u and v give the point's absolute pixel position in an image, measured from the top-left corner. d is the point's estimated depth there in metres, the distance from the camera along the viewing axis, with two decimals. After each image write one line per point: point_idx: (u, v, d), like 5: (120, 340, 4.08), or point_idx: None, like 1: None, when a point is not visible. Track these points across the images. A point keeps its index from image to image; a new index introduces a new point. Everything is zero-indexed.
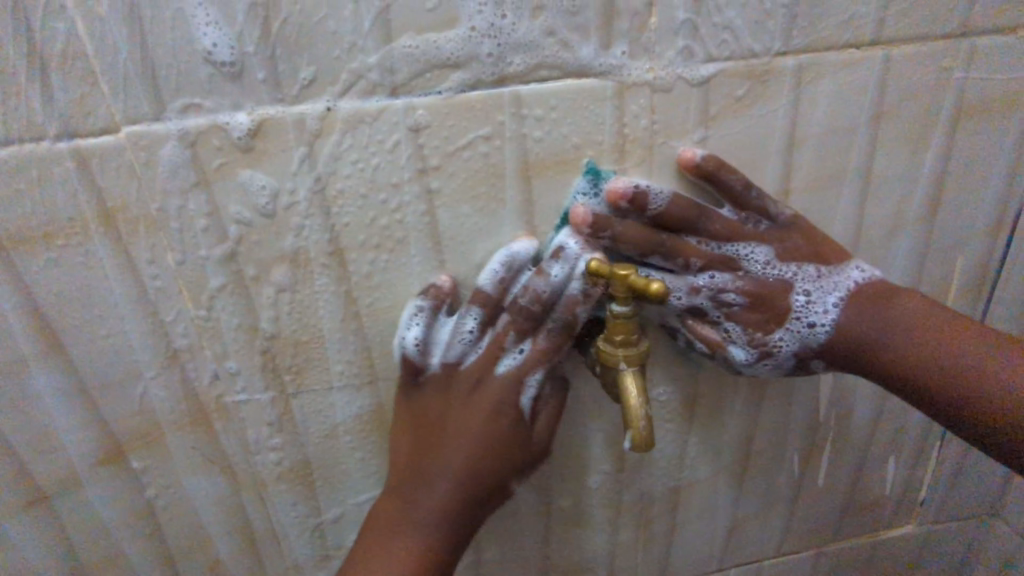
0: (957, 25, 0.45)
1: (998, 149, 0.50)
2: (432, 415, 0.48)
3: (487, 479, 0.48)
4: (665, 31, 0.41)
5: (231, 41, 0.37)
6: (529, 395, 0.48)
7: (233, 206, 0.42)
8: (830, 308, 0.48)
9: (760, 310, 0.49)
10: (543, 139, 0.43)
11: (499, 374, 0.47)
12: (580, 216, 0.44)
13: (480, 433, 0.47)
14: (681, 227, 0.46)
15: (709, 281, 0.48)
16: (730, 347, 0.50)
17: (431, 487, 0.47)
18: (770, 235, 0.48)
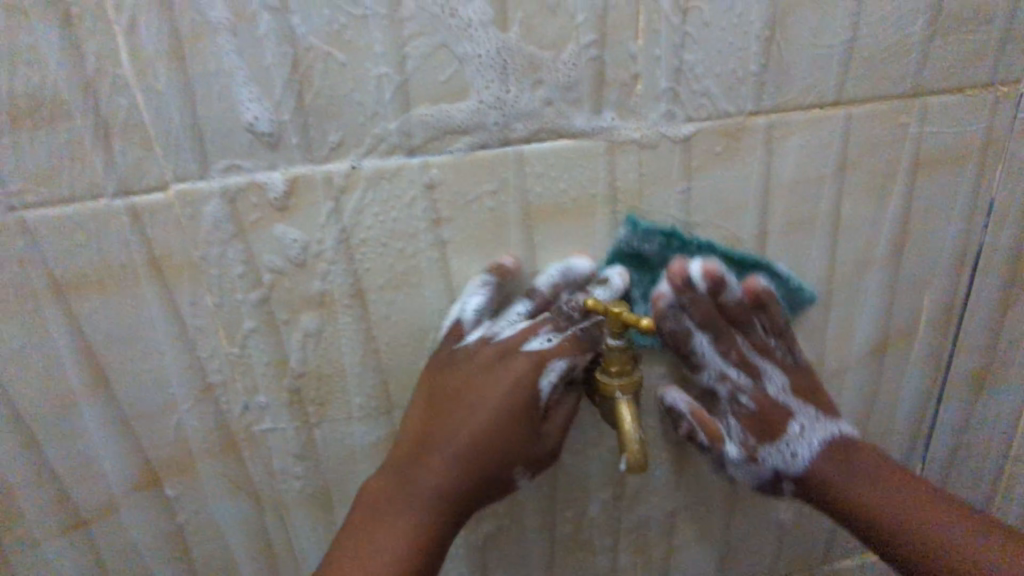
0: (911, 87, 0.50)
1: (955, 195, 0.56)
2: (449, 372, 0.49)
3: (486, 468, 0.49)
4: (650, 97, 0.46)
5: (270, 112, 0.42)
6: (549, 380, 0.49)
7: (267, 253, 0.47)
8: (814, 442, 0.56)
9: (772, 411, 0.55)
10: (543, 192, 0.48)
11: (525, 349, 0.49)
12: (679, 270, 0.49)
13: (488, 418, 0.48)
14: (731, 322, 0.53)
15: (737, 386, 0.55)
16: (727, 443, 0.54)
17: (444, 433, 0.49)
18: (789, 365, 0.56)
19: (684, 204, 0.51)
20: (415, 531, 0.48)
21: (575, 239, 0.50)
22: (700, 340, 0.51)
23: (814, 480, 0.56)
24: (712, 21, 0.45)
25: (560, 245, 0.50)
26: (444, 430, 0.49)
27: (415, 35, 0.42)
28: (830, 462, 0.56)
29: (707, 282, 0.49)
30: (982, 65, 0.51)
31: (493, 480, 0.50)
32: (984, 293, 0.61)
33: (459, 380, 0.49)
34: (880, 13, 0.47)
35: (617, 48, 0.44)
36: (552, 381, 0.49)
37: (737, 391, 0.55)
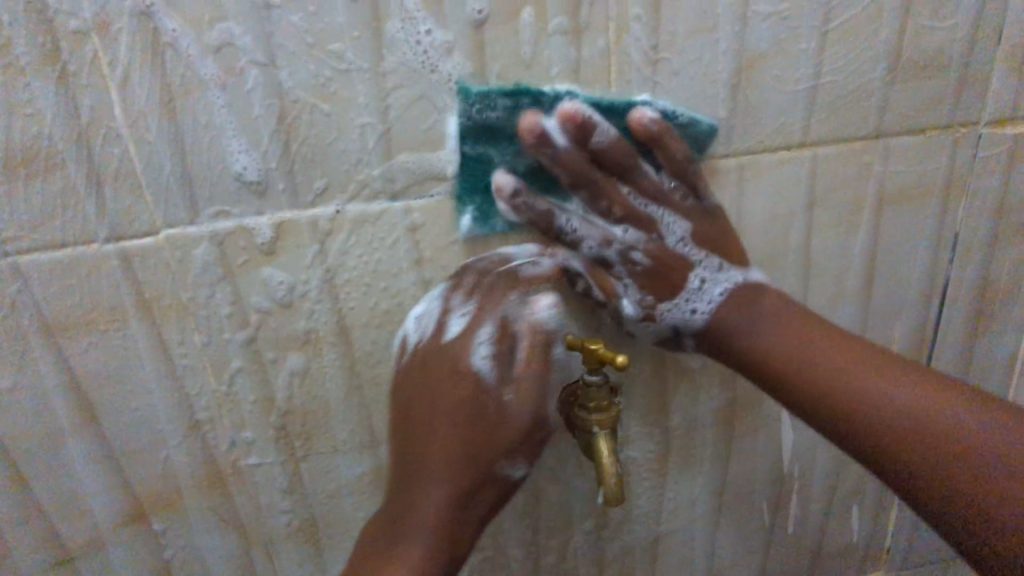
0: (873, 128, 0.53)
1: (920, 230, 0.58)
2: (403, 390, 0.49)
3: (472, 464, 0.48)
4: (622, 141, 0.49)
5: (257, 162, 0.44)
6: (481, 355, 0.48)
7: (254, 294, 0.48)
8: (711, 302, 0.53)
9: (665, 275, 0.52)
10: (522, 233, 0.50)
11: (447, 339, 0.49)
12: (528, 125, 0.45)
13: (446, 411, 0.47)
14: (612, 168, 0.48)
15: (631, 240, 0.51)
16: (621, 298, 0.53)
17: (422, 461, 0.48)
18: (682, 193, 0.50)
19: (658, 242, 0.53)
20: (428, 564, 0.47)
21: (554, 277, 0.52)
22: (568, 209, 0.49)
23: (720, 328, 0.52)
24: (680, 70, 0.47)
25: None
26: (415, 442, 0.48)
27: (397, 87, 0.44)
28: (751, 318, 0.52)
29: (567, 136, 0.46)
30: (941, 107, 0.53)
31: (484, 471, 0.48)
32: (953, 323, 0.63)
33: (409, 388, 0.49)
34: (841, 60, 0.50)
35: (590, 97, 0.47)
36: (488, 356, 0.48)
37: (622, 275, 0.52)
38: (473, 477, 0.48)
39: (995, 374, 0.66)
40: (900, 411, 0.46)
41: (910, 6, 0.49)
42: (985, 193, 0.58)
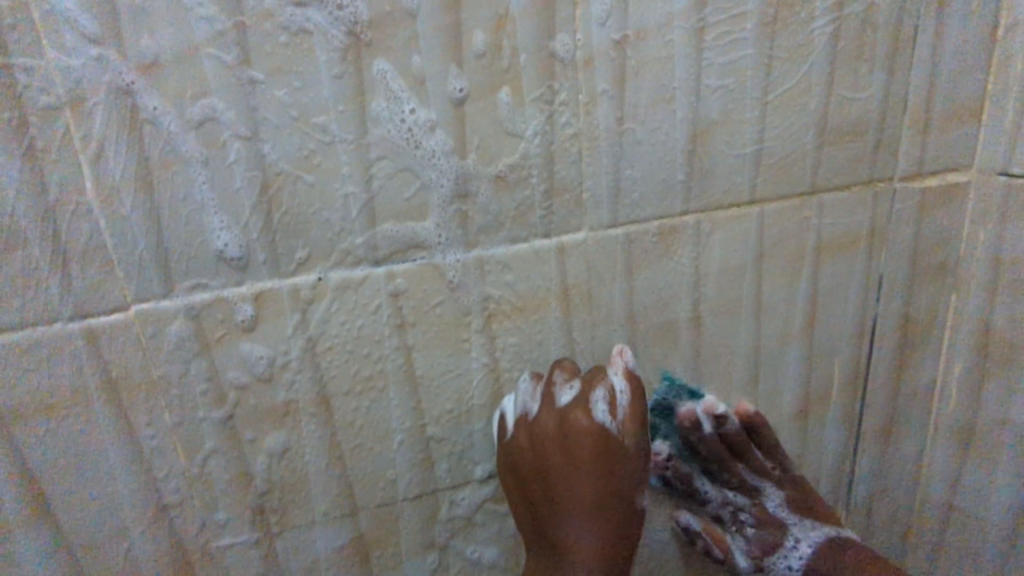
0: (808, 186, 0.58)
1: (852, 275, 0.64)
2: (521, 467, 0.50)
3: (613, 500, 0.49)
4: (591, 202, 0.51)
5: (238, 236, 0.44)
6: (602, 410, 0.49)
7: (231, 366, 0.47)
8: (801, 560, 0.65)
9: (768, 520, 0.65)
10: (502, 292, 0.51)
11: (562, 404, 0.50)
12: (688, 416, 0.59)
13: (589, 467, 0.48)
14: (739, 454, 0.62)
15: (756, 507, 0.65)
16: (735, 553, 0.63)
17: (562, 517, 0.49)
18: (784, 483, 0.65)
19: (628, 296, 0.55)
20: None
21: (532, 333, 0.53)
22: (682, 467, 0.62)
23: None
24: (643, 138, 0.51)
25: (517, 340, 0.53)
26: (562, 499, 0.49)
27: (380, 158, 0.46)
28: (823, 561, 0.64)
29: (708, 418, 0.60)
30: (862, 167, 0.60)
31: (629, 501, 0.50)
32: (883, 357, 0.69)
33: (551, 453, 0.49)
34: (779, 128, 0.55)
35: (563, 165, 0.50)
36: (606, 409, 0.49)
37: (743, 507, 0.65)
38: (618, 512, 0.50)
39: (920, 402, 0.73)
40: None
41: (833, 80, 0.56)
42: (902, 240, 0.65)
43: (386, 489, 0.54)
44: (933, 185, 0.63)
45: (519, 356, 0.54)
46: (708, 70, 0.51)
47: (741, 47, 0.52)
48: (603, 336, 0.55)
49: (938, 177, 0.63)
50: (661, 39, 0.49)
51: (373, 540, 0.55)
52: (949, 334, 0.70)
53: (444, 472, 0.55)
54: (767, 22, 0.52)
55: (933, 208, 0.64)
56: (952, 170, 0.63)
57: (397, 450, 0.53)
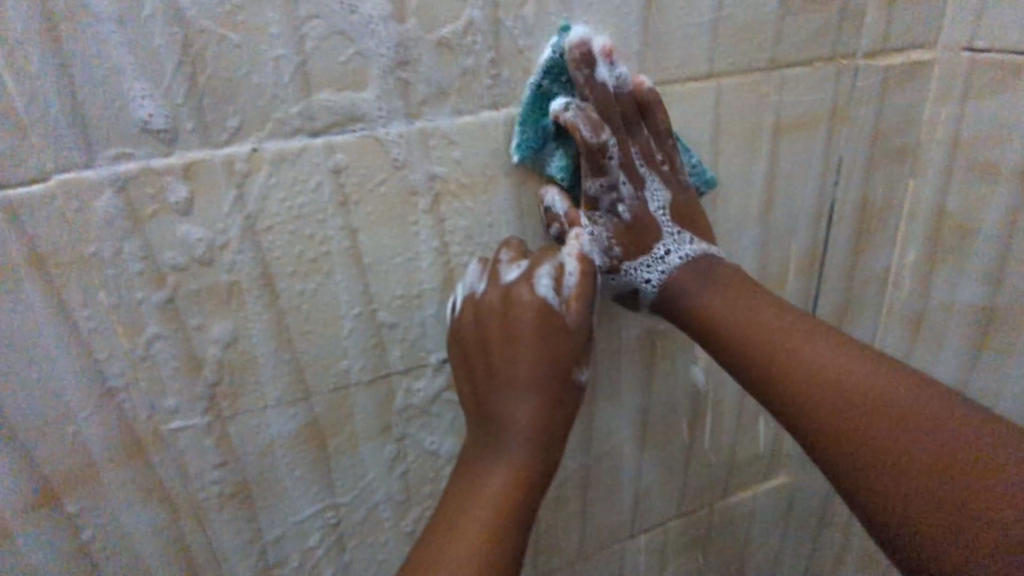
0: (768, 60, 0.56)
1: (810, 158, 0.63)
2: (466, 341, 0.51)
3: (552, 375, 0.50)
4: (542, 72, 0.49)
5: (163, 104, 0.41)
6: (545, 285, 0.49)
7: (166, 243, 0.45)
8: (656, 268, 0.56)
9: (653, 230, 0.55)
10: (448, 168, 0.50)
11: (506, 282, 0.50)
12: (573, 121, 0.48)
13: (530, 340, 0.49)
14: (627, 170, 0.53)
15: (637, 196, 0.54)
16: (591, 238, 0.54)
17: (499, 390, 0.50)
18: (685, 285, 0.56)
19: None
20: (535, 464, 0.50)
21: (481, 213, 0.52)
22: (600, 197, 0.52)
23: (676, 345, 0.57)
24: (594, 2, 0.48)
25: (466, 221, 0.52)
26: (499, 372, 0.50)
27: (311, 17, 0.42)
28: (699, 290, 0.56)
29: (608, 71, 0.49)
30: (825, 40, 0.58)
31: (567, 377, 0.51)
32: (837, 244, 0.69)
33: (492, 326, 0.50)
34: None
35: (510, 28, 0.47)
36: (551, 285, 0.49)
37: (635, 204, 0.54)
38: (557, 386, 0.51)
39: (872, 290, 0.74)
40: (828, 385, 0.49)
41: None
42: (862, 121, 0.63)
43: (338, 374, 0.54)
44: (898, 62, 0.61)
45: (469, 237, 0.53)
46: None
47: None
48: None
49: (902, 54, 0.61)
50: None
51: (329, 425, 0.55)
52: (904, 220, 0.70)
53: (396, 357, 0.55)
54: None
55: (895, 86, 0.63)
56: (917, 46, 0.61)
57: (347, 335, 0.52)
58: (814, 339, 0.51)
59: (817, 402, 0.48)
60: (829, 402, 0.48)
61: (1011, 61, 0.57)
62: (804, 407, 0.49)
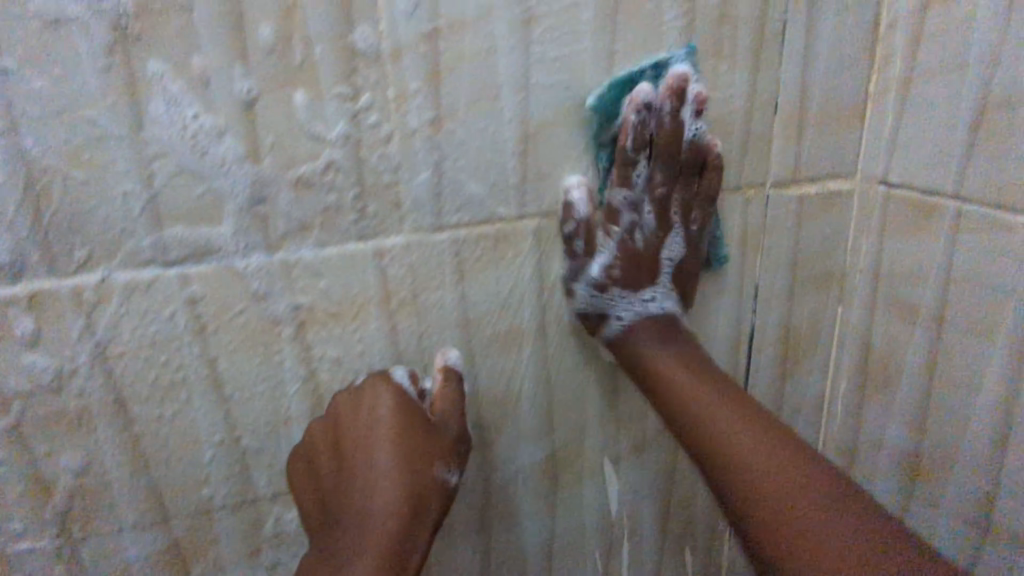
0: (664, 191, 0.55)
1: (721, 286, 0.60)
2: (320, 441, 0.51)
3: (407, 471, 0.49)
4: (411, 205, 0.48)
5: (6, 238, 0.41)
6: (402, 380, 0.51)
7: (9, 369, 0.44)
8: (636, 314, 0.57)
9: (666, 205, 0.56)
10: (312, 297, 0.49)
11: (359, 384, 0.51)
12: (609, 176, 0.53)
13: (383, 436, 0.49)
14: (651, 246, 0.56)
15: (648, 180, 0.54)
16: (607, 285, 0.55)
17: (352, 487, 0.49)
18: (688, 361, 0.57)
19: (458, 302, 0.53)
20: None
21: (351, 341, 0.51)
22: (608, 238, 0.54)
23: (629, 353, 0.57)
24: (466, 139, 0.48)
25: (335, 349, 0.51)
26: (353, 464, 0.50)
27: (159, 155, 0.42)
28: (662, 349, 0.56)
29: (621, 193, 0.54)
30: (728, 171, 0.56)
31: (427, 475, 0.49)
32: (761, 371, 0.65)
33: (344, 423, 0.50)
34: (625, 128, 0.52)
35: (374, 166, 0.46)
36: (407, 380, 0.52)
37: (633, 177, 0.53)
38: (411, 485, 0.49)
39: (805, 417, 0.69)
40: (737, 445, 0.51)
41: None
42: (779, 249, 0.60)
43: (199, 498, 0.52)
44: (813, 192, 0.59)
45: (339, 364, 0.51)
46: (538, 66, 0.47)
47: (576, 40, 0.48)
48: (433, 343, 0.53)
49: (816, 183, 0.59)
50: (481, 31, 0.45)
51: (191, 549, 0.53)
52: (834, 349, 0.66)
53: (263, 481, 0.53)
54: (605, 11, 0.47)
55: (812, 216, 0.60)
56: (833, 176, 0.59)
57: (209, 458, 0.51)
58: (739, 422, 0.53)
59: (750, 475, 0.50)
60: (753, 475, 0.50)
61: (921, 203, 0.54)
62: (751, 484, 0.50)
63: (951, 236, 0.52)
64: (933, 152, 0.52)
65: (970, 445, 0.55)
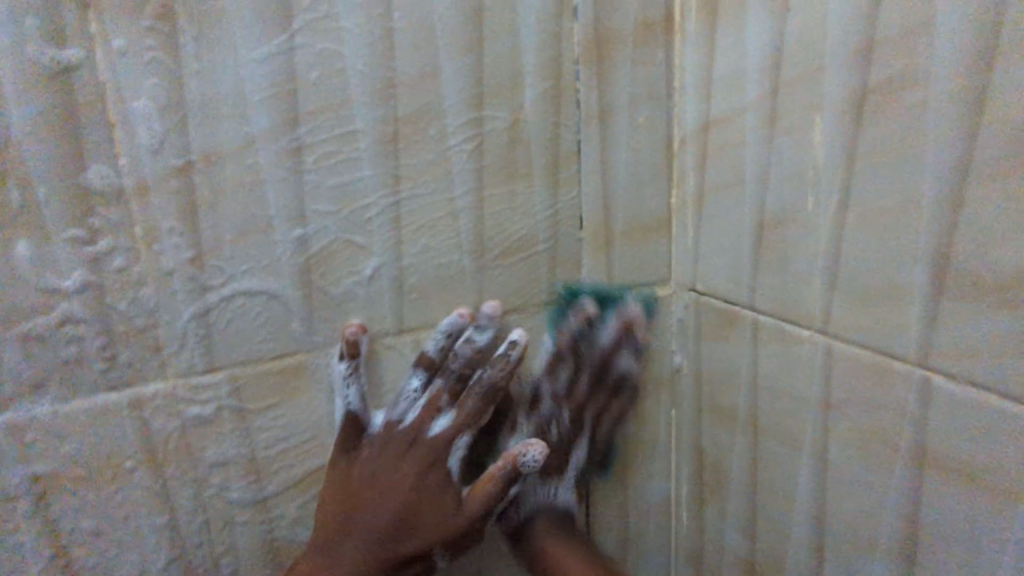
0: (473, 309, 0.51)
1: None
2: (359, 470, 0.47)
3: (411, 535, 0.46)
4: (173, 349, 0.43)
5: None
6: (456, 460, 0.48)
7: None
8: (541, 502, 0.56)
9: (593, 373, 0.56)
10: (54, 461, 0.42)
11: (431, 434, 0.48)
12: (351, 349, 0.47)
13: (408, 491, 0.46)
14: (484, 396, 0.48)
15: (613, 339, 0.56)
16: (435, 427, 0.48)
17: (360, 519, 0.46)
18: (564, 441, 0.56)
19: (244, 448, 0.46)
20: None
21: (109, 507, 0.44)
22: (438, 383, 0.49)
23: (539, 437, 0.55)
24: (234, 274, 0.43)
25: (87, 519, 0.43)
26: (379, 491, 0.46)
27: None
28: (552, 535, 0.55)
29: (460, 342, 0.49)
30: (537, 285, 0.54)
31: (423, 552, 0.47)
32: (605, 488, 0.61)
33: (392, 457, 0.47)
34: (419, 251, 0.48)
35: (122, 310, 0.41)
36: (460, 458, 0.49)
37: (556, 361, 0.55)
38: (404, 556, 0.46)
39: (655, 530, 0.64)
40: None
41: (483, 199, 0.50)
42: None
43: None
44: None
45: (94, 536, 0.44)
46: (313, 195, 0.44)
47: (355, 168, 0.45)
48: (215, 497, 0.46)
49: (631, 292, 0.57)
50: (243, 162, 0.42)
51: None
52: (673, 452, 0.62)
53: None
54: (383, 138, 0.46)
55: None
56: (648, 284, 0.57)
57: None
58: None
59: None
60: None
61: (723, 309, 0.53)
62: None
63: (751, 345, 0.51)
64: (728, 259, 0.52)
65: (794, 564, 0.51)
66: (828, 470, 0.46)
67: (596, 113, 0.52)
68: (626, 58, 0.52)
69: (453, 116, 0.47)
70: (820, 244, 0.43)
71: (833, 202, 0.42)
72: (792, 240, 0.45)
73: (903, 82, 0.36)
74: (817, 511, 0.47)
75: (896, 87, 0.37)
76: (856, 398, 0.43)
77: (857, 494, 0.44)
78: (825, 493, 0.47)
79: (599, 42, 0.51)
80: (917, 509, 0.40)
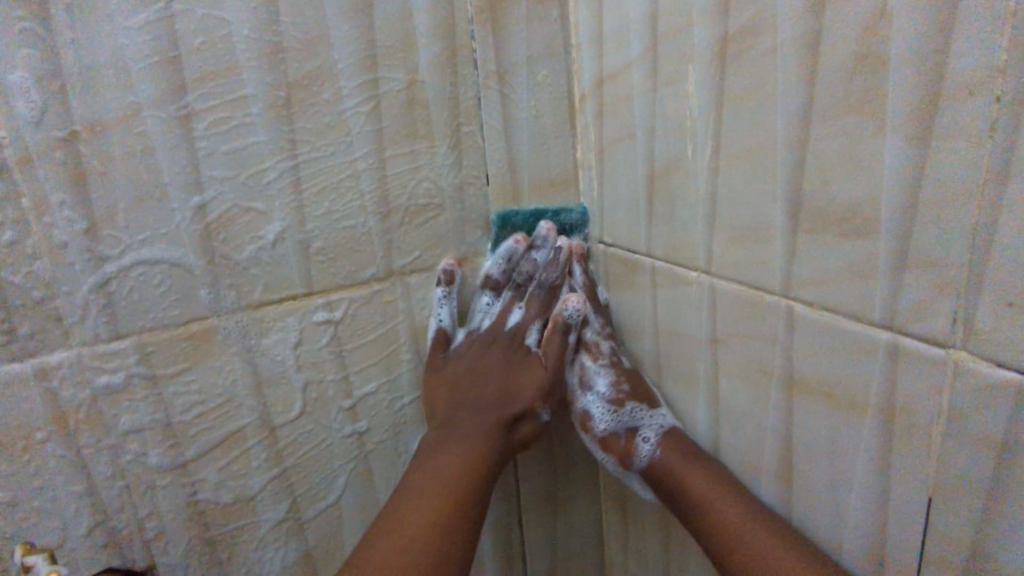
0: (383, 269, 0.53)
1: None
2: (456, 372, 0.55)
3: (500, 409, 0.54)
4: (75, 319, 0.44)
5: None
6: (534, 340, 0.57)
7: None
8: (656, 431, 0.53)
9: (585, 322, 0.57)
10: None
11: (509, 325, 0.57)
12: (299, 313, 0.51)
13: (499, 371, 0.55)
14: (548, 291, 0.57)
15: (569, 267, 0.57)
16: (512, 322, 0.57)
17: (464, 414, 0.53)
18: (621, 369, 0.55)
19: (158, 414, 0.47)
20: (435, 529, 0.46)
21: (22, 477, 0.45)
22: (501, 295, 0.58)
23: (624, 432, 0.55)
24: (131, 243, 0.44)
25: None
26: (469, 383, 0.54)
27: None
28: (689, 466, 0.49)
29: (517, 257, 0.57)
30: (446, 244, 0.55)
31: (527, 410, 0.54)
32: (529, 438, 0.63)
33: (487, 353, 0.56)
34: (322, 214, 0.49)
35: (16, 283, 0.42)
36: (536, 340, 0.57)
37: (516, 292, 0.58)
38: (511, 427, 0.54)
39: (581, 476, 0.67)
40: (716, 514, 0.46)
41: (385, 161, 0.51)
42: None
43: None
44: None
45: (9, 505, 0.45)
46: (208, 162, 0.45)
47: (249, 134, 0.46)
48: (132, 463, 0.47)
49: None
50: (129, 130, 0.42)
51: None
52: None
53: None
54: (275, 104, 0.46)
55: None
56: None
57: None
58: (722, 496, 0.47)
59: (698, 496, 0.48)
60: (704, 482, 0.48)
61: (625, 259, 0.55)
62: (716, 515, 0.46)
63: (650, 291, 0.53)
64: (626, 210, 0.54)
65: None
66: (720, 403, 0.49)
67: (494, 72, 0.53)
68: (520, 18, 0.53)
69: (348, 79, 0.48)
70: (701, 190, 0.45)
71: (708, 149, 0.44)
72: (677, 188, 0.48)
73: (758, 30, 0.38)
74: (713, 442, 0.51)
75: (752, 34, 0.39)
76: (737, 332, 0.46)
77: (742, 421, 0.47)
78: (718, 424, 0.50)
79: (491, 2, 0.52)
80: (789, 431, 0.43)
